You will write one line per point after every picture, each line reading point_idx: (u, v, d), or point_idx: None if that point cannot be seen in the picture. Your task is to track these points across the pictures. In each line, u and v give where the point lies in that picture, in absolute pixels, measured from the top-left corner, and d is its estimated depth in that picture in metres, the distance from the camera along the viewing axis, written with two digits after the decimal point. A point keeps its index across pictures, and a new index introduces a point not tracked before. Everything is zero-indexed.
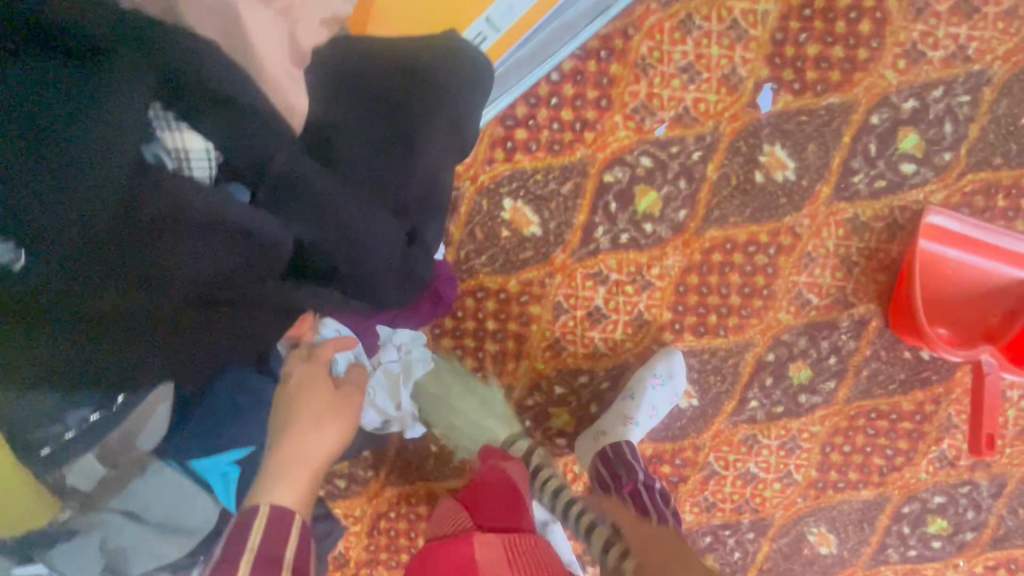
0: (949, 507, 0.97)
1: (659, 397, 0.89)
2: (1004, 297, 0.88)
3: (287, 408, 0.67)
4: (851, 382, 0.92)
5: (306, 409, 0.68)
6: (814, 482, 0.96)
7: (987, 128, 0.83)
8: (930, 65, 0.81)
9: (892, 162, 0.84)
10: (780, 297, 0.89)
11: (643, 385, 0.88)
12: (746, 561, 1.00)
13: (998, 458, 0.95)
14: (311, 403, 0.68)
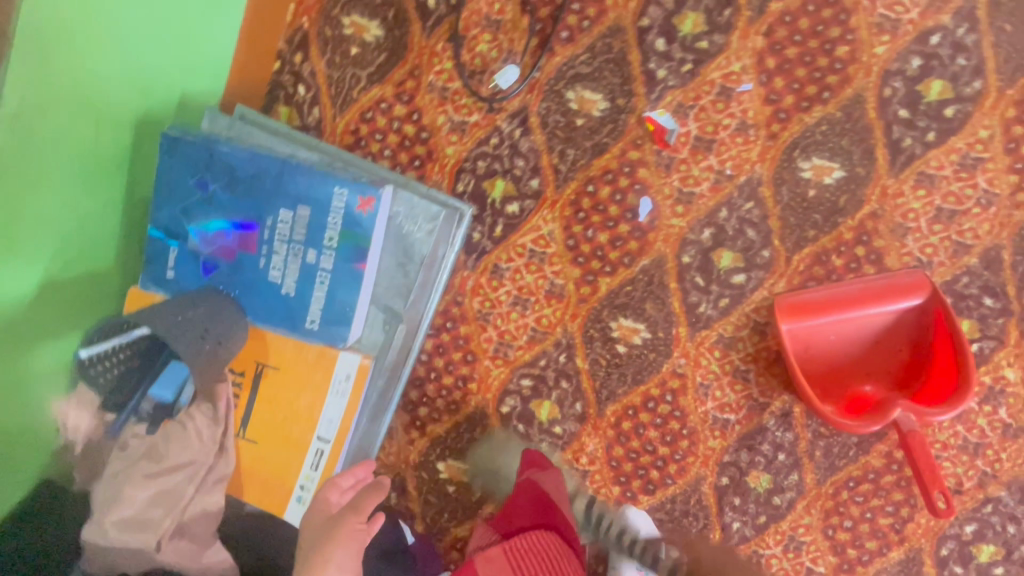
0: (985, 531, 0.94)
1: (639, 558, 0.96)
2: (897, 335, 0.91)
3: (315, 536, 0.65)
4: (812, 466, 0.95)
5: (321, 532, 0.65)
6: (838, 566, 0.97)
7: (784, 215, 0.91)
8: (704, 198, 0.92)
9: (723, 281, 0.93)
10: (702, 428, 0.96)
11: (619, 553, 0.97)
12: None
13: (1000, 465, 0.93)
14: (323, 525, 0.66)
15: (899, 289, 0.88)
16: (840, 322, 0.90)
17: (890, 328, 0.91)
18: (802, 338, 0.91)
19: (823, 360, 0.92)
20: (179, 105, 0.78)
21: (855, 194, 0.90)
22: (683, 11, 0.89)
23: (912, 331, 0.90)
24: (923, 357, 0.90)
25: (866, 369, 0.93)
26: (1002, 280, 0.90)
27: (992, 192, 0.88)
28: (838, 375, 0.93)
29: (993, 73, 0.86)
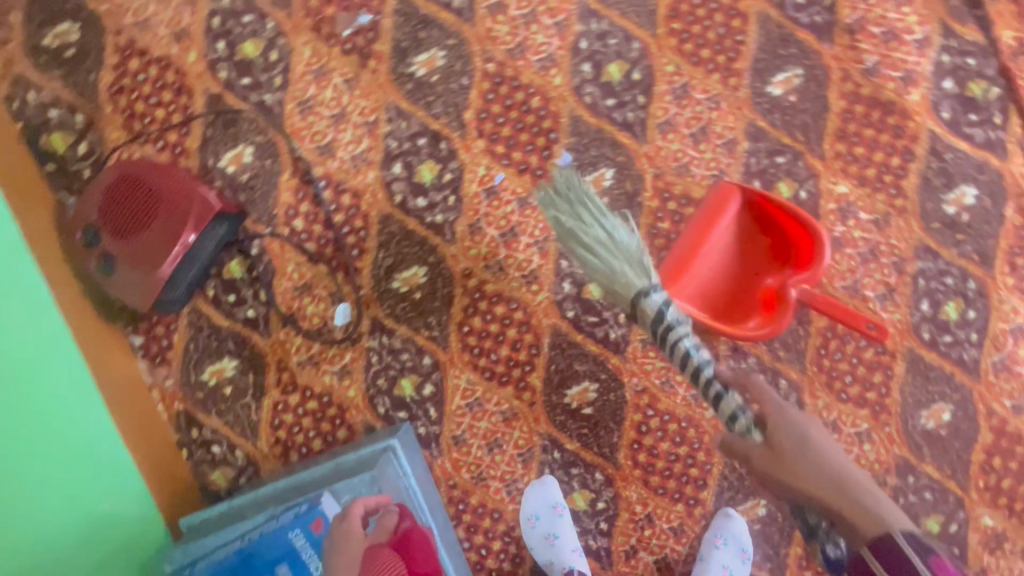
0: (935, 298, 1.04)
1: (727, 553, 1.02)
2: (746, 232, 1.02)
3: (337, 545, 0.77)
4: (786, 365, 1.05)
5: (353, 541, 0.76)
6: (873, 413, 1.05)
7: None
8: (544, 265, 1.04)
9: (608, 304, 1.04)
10: (693, 411, 1.05)
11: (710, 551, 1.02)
12: (937, 485, 1.05)
13: (899, 248, 1.04)
14: (357, 538, 0.76)
15: (717, 204, 1.00)
16: (704, 258, 1.00)
17: (738, 231, 1.02)
18: (691, 290, 1.00)
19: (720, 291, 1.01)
20: (139, 558, 0.89)
21: (634, 174, 1.04)
22: (416, 169, 1.03)
23: (753, 220, 1.02)
24: (768, 239, 1.02)
25: (753, 270, 1.02)
26: (775, 139, 1.04)
27: (712, 96, 1.04)
28: (740, 291, 1.01)
29: (638, 30, 1.03)
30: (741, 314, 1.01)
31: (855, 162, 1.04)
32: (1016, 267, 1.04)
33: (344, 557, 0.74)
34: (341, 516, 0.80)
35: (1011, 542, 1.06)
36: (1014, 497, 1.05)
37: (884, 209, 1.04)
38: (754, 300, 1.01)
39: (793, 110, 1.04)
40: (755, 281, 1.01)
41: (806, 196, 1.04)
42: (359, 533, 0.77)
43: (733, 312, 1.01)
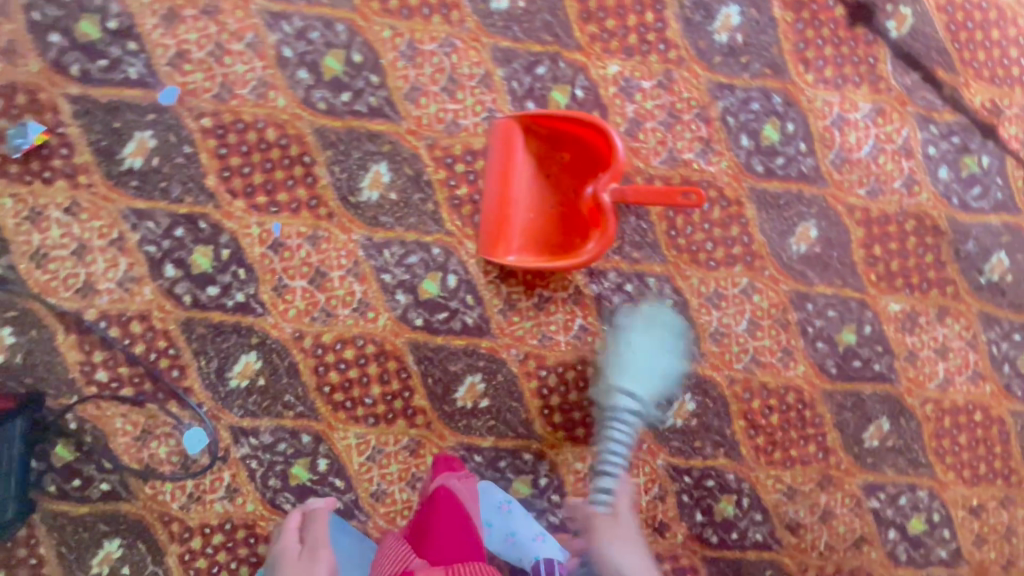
0: (750, 128, 1.00)
1: None
2: (545, 155, 0.95)
3: (278, 552, 0.82)
4: (646, 262, 1.00)
5: (289, 543, 0.82)
6: (747, 264, 1.01)
7: (406, 224, 0.96)
8: (368, 290, 0.96)
9: (449, 294, 0.97)
10: (584, 350, 1.00)
11: None
12: (836, 299, 1.03)
13: (694, 98, 0.98)
14: (291, 542, 0.82)
15: (500, 146, 0.94)
16: (516, 205, 0.94)
17: (536, 158, 0.95)
18: (519, 241, 0.95)
19: (549, 226, 0.95)
20: None
21: (407, 156, 0.95)
22: (190, 261, 0.93)
23: (545, 142, 0.95)
24: (566, 154, 0.95)
25: (569, 190, 0.95)
26: (525, 52, 0.96)
27: (442, 40, 0.94)
28: (568, 216, 0.95)
29: (335, 11, 0.93)
30: (579, 238, 0.94)
31: (612, 36, 0.96)
32: (809, 61, 0.99)
33: (281, 557, 0.80)
34: (280, 536, 0.85)
35: (923, 314, 1.05)
36: (907, 273, 1.04)
37: (662, 68, 0.97)
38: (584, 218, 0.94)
39: (528, 14, 0.95)
40: (576, 200, 0.94)
41: (583, 93, 0.97)
42: (292, 543, 0.82)
43: (570, 240, 0.95)
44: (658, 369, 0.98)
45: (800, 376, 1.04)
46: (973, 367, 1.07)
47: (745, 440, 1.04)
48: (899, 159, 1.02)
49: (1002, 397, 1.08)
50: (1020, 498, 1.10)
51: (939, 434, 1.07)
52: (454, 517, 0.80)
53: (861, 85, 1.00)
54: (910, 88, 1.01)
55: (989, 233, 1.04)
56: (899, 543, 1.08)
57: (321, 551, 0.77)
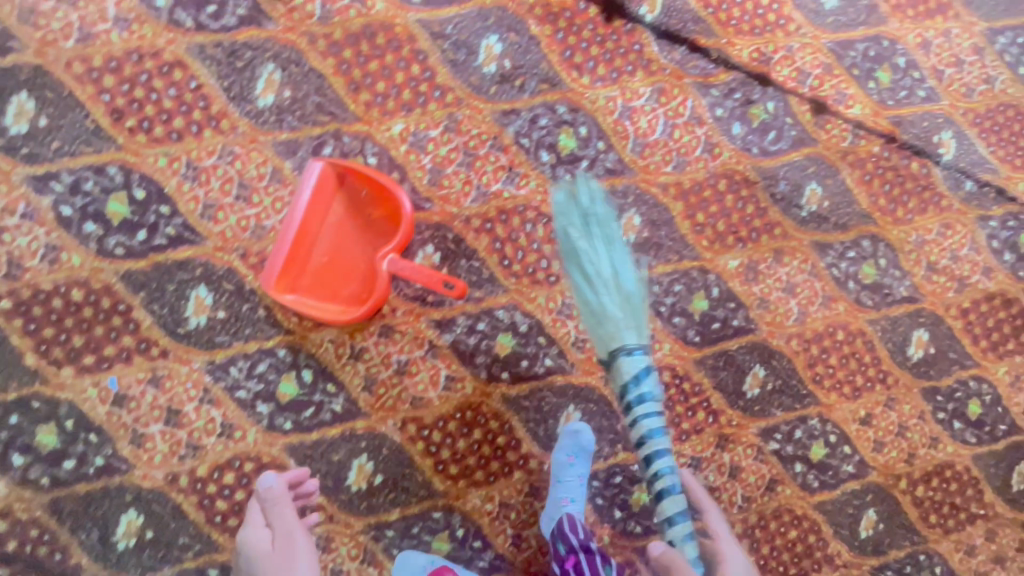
0: (546, 144, 1.02)
1: None
2: (354, 207, 0.97)
3: (248, 547, 0.85)
4: (490, 298, 1.02)
5: (257, 534, 0.87)
6: (585, 269, 1.04)
7: (244, 337, 0.95)
8: (227, 411, 0.95)
9: (309, 390, 0.97)
10: (458, 398, 1.01)
11: None
12: (678, 273, 1.07)
13: (484, 132, 1.00)
14: (259, 537, 0.86)
15: (306, 188, 0.94)
16: (309, 251, 0.96)
17: (342, 208, 0.97)
18: (305, 282, 0.96)
19: (336, 277, 0.96)
20: None
21: (223, 272, 0.95)
22: (37, 443, 0.91)
23: (356, 194, 0.96)
24: (373, 208, 0.97)
25: (365, 245, 0.97)
26: (307, 138, 0.96)
27: (220, 151, 0.94)
28: (353, 269, 0.97)
29: (101, 155, 0.91)
30: (358, 293, 0.96)
31: (386, 97, 0.98)
32: (580, 65, 1.03)
33: (250, 548, 0.85)
34: (246, 521, 0.88)
35: (762, 261, 1.10)
36: (735, 229, 1.09)
37: (443, 113, 0.99)
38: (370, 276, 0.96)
39: (297, 101, 0.96)
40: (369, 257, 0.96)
41: (375, 159, 0.98)
42: (261, 537, 0.86)
43: (349, 291, 0.97)
44: (629, 304, 1.01)
45: (669, 354, 1.08)
46: (822, 293, 1.13)
47: None
48: (692, 129, 1.07)
49: (856, 312, 1.14)
50: (901, 396, 1.17)
51: (812, 364, 1.13)
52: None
53: (635, 73, 1.04)
54: (681, 62, 1.06)
55: (795, 170, 1.10)
56: (808, 473, 1.14)
57: (299, 537, 0.86)
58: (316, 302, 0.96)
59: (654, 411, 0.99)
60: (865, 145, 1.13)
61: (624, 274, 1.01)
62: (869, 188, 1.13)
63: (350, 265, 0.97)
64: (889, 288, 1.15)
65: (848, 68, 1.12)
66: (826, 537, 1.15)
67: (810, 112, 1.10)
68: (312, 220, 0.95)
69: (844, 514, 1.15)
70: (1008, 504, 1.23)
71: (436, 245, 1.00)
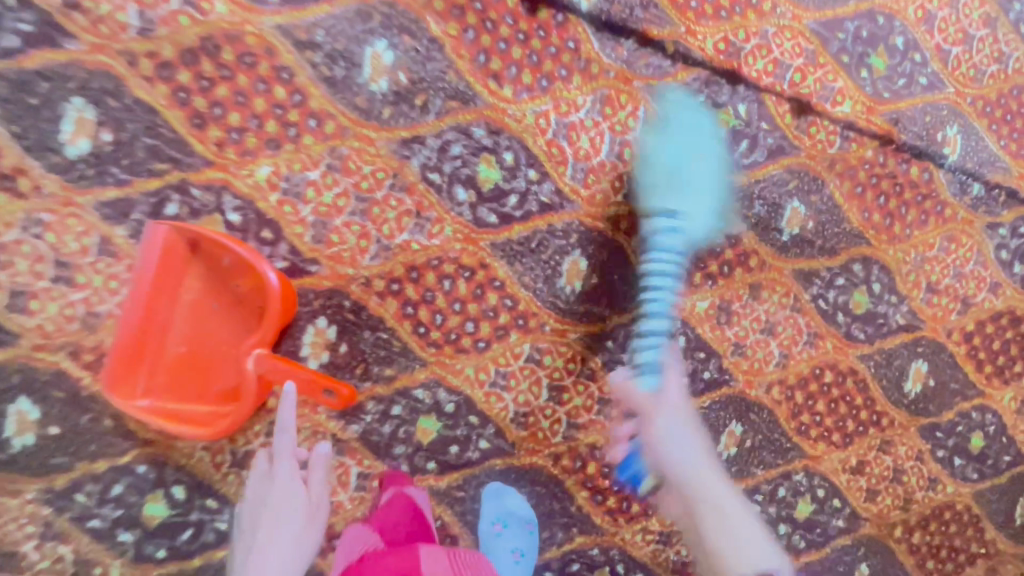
0: (461, 178, 0.81)
1: None
2: (215, 279, 0.76)
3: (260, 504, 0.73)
4: (405, 375, 0.82)
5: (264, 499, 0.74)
6: (522, 329, 0.85)
7: (89, 454, 0.75)
8: (79, 546, 0.76)
9: (184, 509, 0.78)
10: (374, 498, 0.83)
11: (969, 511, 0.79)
12: (636, 324, 0.89)
13: (380, 168, 0.78)
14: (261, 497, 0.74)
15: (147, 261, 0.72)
16: (162, 341, 0.74)
17: (200, 282, 0.75)
18: (162, 381, 0.75)
19: (203, 371, 0.76)
20: None
21: (49, 377, 0.73)
22: None
23: (215, 265, 0.75)
24: (239, 280, 0.76)
25: (236, 328, 0.76)
26: (141, 193, 0.73)
27: (23, 220, 0.71)
28: (222, 359, 0.76)
29: None
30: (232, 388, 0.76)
31: (244, 132, 0.74)
32: (499, 72, 0.80)
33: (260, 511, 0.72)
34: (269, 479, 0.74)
35: (736, 299, 0.92)
36: (702, 264, 0.90)
37: (323, 147, 0.76)
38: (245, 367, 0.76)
39: (122, 146, 0.72)
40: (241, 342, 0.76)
41: (238, 216, 0.75)
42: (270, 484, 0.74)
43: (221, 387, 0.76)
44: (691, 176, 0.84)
45: (630, 419, 0.90)
46: (806, 331, 0.95)
47: (595, 509, 0.91)
48: (646, 145, 0.86)
49: (846, 348, 0.98)
50: (897, 437, 1.02)
51: (797, 413, 0.97)
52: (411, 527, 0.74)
53: (571, 78, 0.82)
54: (629, 60, 0.84)
55: (773, 187, 0.91)
56: (794, 534, 0.99)
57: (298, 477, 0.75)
58: (179, 405, 0.75)
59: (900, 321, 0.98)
60: (856, 150, 0.93)
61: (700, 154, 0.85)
62: (861, 202, 0.94)
63: (217, 355, 0.76)
64: (883, 317, 0.99)
65: (836, 55, 0.91)
66: None
67: (789, 114, 0.90)
68: (161, 300, 0.74)
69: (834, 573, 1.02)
70: (1011, 540, 1.11)
71: (330, 317, 0.79)
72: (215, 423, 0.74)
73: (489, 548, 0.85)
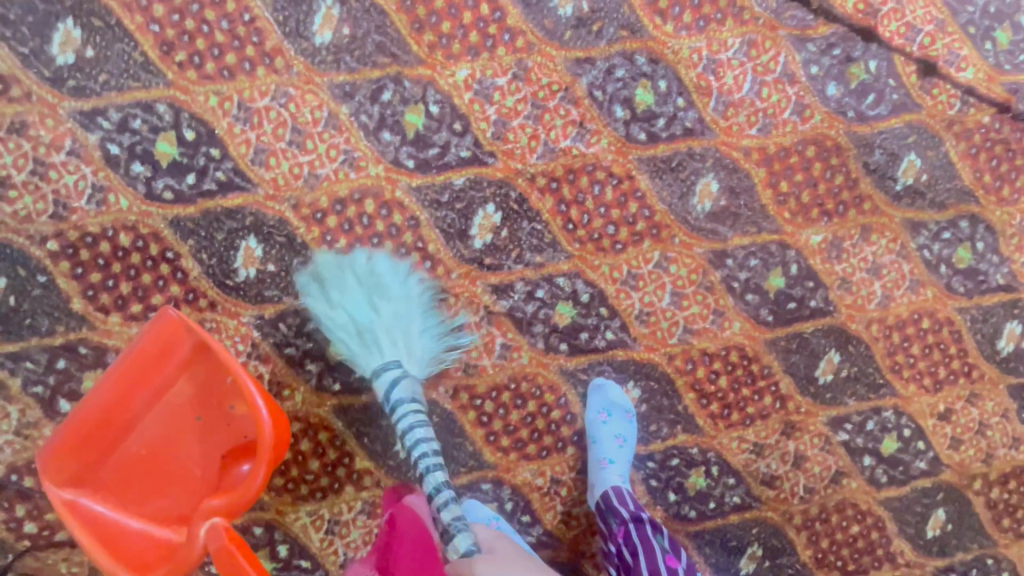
0: (622, 98, 0.93)
1: None
2: (190, 402, 0.77)
3: None
4: (552, 264, 0.95)
5: None
6: (655, 239, 0.97)
7: (295, 292, 0.91)
8: (275, 368, 0.91)
9: None
10: (513, 368, 0.96)
11: None
12: (755, 247, 0.99)
13: (555, 82, 0.92)
14: None
15: (155, 342, 0.74)
16: (122, 440, 0.75)
17: (186, 396, 0.77)
18: (100, 475, 0.75)
19: (155, 484, 0.76)
20: None
21: (274, 223, 0.89)
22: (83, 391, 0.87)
23: (208, 385, 0.77)
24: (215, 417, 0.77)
25: (207, 455, 0.77)
26: (365, 80, 0.89)
27: (274, 92, 0.88)
28: (146, 497, 0.76)
29: (151, 92, 0.85)
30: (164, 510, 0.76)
31: (451, 39, 0.89)
32: (665, 10, 0.92)
33: None
34: None
35: (847, 238, 1.01)
36: (820, 201, 1.00)
37: (512, 59, 0.91)
38: (205, 489, 0.77)
39: (355, 41, 0.88)
40: (207, 471, 0.77)
41: (437, 108, 0.90)
42: None
43: (160, 497, 0.76)
44: (795, 107, 0.97)
45: (739, 333, 1.01)
46: (909, 277, 1.04)
47: (699, 411, 1.01)
48: (782, 88, 0.96)
49: (945, 299, 1.05)
50: (985, 391, 1.08)
51: (892, 352, 1.05)
52: (417, 542, 0.83)
53: (725, 21, 0.94)
54: (777, 11, 0.95)
55: (893, 139, 1.00)
56: (877, 467, 1.07)
57: None
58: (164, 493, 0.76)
59: (1002, 273, 1.06)
60: (974, 114, 1.01)
61: (791, 65, 0.96)
62: (974, 163, 1.02)
63: (196, 472, 0.77)
64: (984, 274, 1.06)
65: (964, 25, 0.99)
66: (891, 535, 1.08)
67: (916, 74, 0.99)
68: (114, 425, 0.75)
69: (911, 513, 1.08)
70: None
71: (497, 205, 0.93)
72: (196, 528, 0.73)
73: (595, 433, 0.95)
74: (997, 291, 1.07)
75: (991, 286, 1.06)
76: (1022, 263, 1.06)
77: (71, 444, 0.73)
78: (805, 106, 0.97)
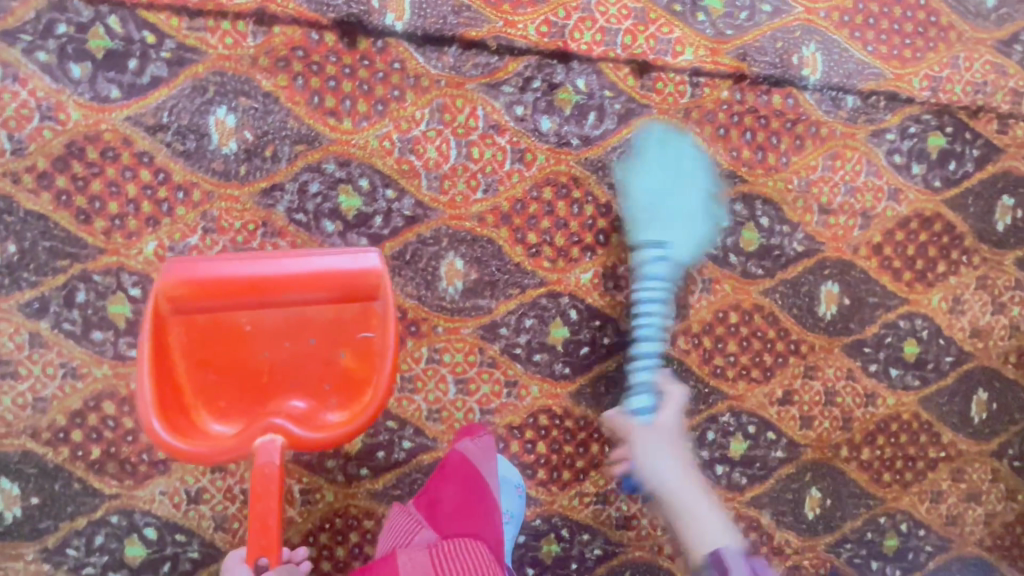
0: (326, 212, 0.87)
1: None
2: (343, 326, 0.80)
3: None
4: None
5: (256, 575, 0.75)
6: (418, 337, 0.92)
7: (69, 514, 0.88)
8: None
9: (158, 548, 0.90)
10: (320, 508, 0.94)
11: None
12: (525, 307, 0.94)
13: (249, 221, 0.86)
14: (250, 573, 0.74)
15: (344, 279, 0.78)
16: (250, 309, 0.78)
17: (326, 318, 0.80)
18: (203, 317, 0.77)
19: (232, 365, 0.79)
20: None
21: (19, 458, 0.86)
22: None
23: (345, 323, 0.80)
24: (314, 364, 0.81)
25: (299, 369, 0.81)
26: (52, 290, 0.84)
27: None
28: (238, 355, 0.79)
29: None
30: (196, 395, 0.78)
31: (124, 217, 0.84)
32: (335, 108, 0.86)
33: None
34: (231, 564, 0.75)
35: (620, 264, 0.95)
36: (577, 238, 0.94)
37: (195, 214, 0.85)
38: (256, 408, 0.80)
39: (26, 254, 0.83)
40: (280, 388, 0.80)
41: (139, 290, 0.85)
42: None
43: (208, 379, 0.79)
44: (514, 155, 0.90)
45: (541, 395, 0.96)
46: (699, 279, 0.98)
47: (528, 483, 0.97)
48: (492, 141, 0.90)
49: (746, 287, 0.99)
50: (821, 361, 1.03)
51: (708, 358, 1.00)
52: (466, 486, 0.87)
53: (404, 96, 0.87)
54: (457, 66, 0.88)
55: (631, 150, 0.93)
56: (733, 472, 1.03)
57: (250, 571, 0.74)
58: (196, 383, 0.79)
59: (797, 241, 1.00)
60: (710, 93, 0.94)
61: (493, 115, 0.89)
62: (727, 142, 0.95)
63: (269, 382, 0.80)
64: (779, 248, 0.99)
65: (666, 7, 0.92)
66: (770, 530, 1.05)
67: (631, 76, 0.92)
68: (281, 281, 0.77)
69: (784, 501, 1.05)
70: (972, 438, 1.08)
71: None
72: (194, 434, 0.77)
73: None
74: (798, 258, 1.00)
75: (791, 257, 1.00)
76: (815, 223, 1.00)
77: (216, 285, 0.76)
78: (523, 150, 0.91)
